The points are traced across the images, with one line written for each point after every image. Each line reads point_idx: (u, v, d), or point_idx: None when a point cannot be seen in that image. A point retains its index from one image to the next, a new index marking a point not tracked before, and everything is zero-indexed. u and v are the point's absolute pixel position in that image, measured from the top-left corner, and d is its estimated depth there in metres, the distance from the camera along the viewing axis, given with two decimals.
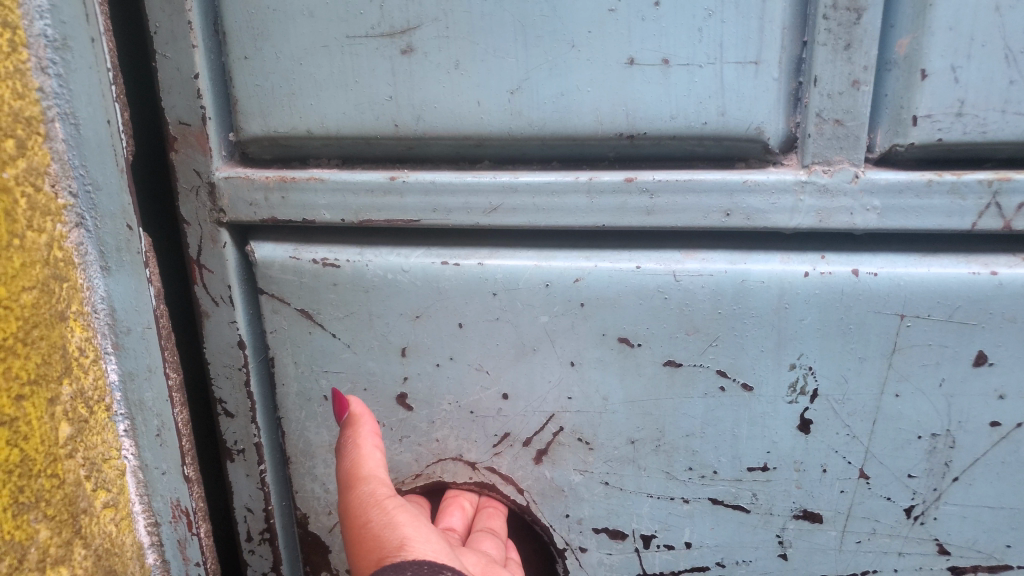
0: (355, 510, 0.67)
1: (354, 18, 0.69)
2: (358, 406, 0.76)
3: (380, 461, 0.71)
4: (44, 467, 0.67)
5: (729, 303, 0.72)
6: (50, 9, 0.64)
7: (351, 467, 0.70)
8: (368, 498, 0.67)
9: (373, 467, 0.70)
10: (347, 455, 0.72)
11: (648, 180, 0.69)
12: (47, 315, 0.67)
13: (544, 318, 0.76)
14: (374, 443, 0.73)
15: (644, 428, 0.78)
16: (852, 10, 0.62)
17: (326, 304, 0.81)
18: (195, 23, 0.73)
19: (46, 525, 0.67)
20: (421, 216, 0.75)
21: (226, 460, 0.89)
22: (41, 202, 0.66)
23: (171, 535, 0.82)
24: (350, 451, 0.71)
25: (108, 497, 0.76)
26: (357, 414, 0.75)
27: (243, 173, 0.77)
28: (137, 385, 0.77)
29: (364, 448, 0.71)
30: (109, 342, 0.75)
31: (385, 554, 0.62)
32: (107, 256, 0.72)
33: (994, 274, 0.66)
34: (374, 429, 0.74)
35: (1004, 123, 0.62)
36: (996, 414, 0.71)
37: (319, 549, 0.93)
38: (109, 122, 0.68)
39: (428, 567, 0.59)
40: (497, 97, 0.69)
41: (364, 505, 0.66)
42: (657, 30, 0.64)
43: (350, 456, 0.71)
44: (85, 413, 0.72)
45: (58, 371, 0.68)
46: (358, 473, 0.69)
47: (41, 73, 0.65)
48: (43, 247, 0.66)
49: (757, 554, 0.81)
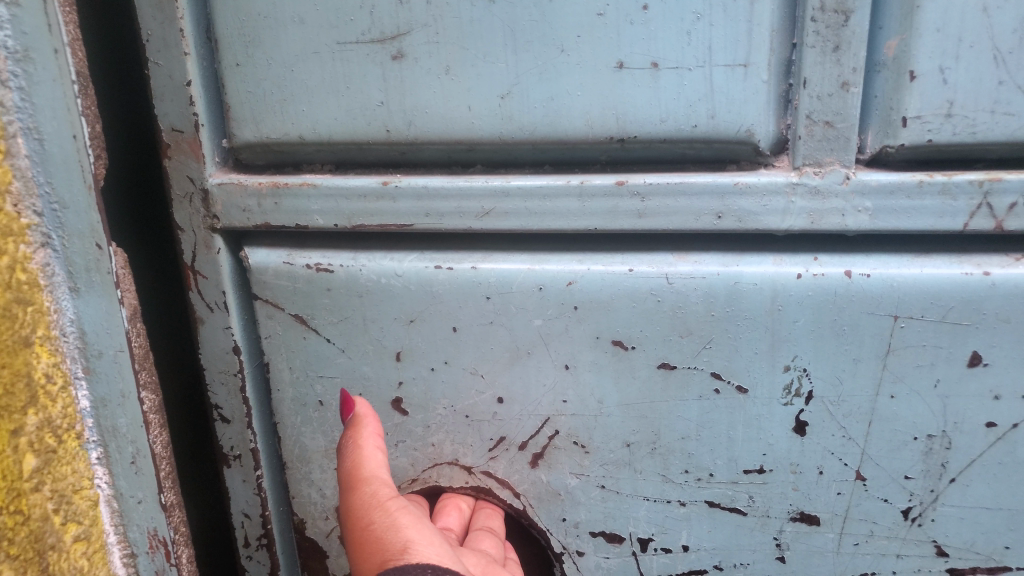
0: (358, 512, 0.66)
1: (344, 25, 0.70)
2: (363, 407, 0.76)
3: (382, 462, 0.71)
4: (8, 503, 0.67)
5: (722, 305, 0.72)
6: (11, 20, 0.64)
7: (354, 468, 0.70)
8: (371, 499, 0.67)
9: (374, 467, 0.69)
10: (348, 455, 0.71)
11: (639, 183, 0.69)
12: (8, 343, 0.67)
13: (538, 321, 0.76)
14: (376, 444, 0.72)
15: (639, 431, 0.78)
16: (840, 13, 0.62)
17: (320, 309, 0.81)
18: (187, 30, 0.73)
19: (9, 564, 0.67)
20: (414, 221, 0.75)
21: (223, 466, 0.90)
22: (3, 225, 0.66)
23: (148, 566, 0.82)
24: (352, 451, 0.71)
25: (79, 530, 0.75)
26: (361, 416, 0.75)
27: (237, 180, 0.77)
28: (111, 411, 0.77)
29: (366, 449, 0.71)
30: (80, 367, 0.75)
31: (390, 557, 0.62)
32: (76, 277, 0.72)
33: (987, 275, 0.66)
34: (376, 431, 0.74)
35: (994, 124, 0.62)
36: (992, 415, 0.71)
37: (316, 555, 0.93)
38: (75, 136, 0.68)
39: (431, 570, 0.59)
40: (487, 102, 0.69)
41: (367, 506, 0.66)
42: (646, 34, 0.64)
43: (352, 457, 0.71)
44: (52, 443, 0.72)
45: (22, 401, 0.69)
46: (360, 473, 0.69)
47: (3, 86, 0.65)
48: (4, 272, 0.66)
49: (755, 557, 0.81)
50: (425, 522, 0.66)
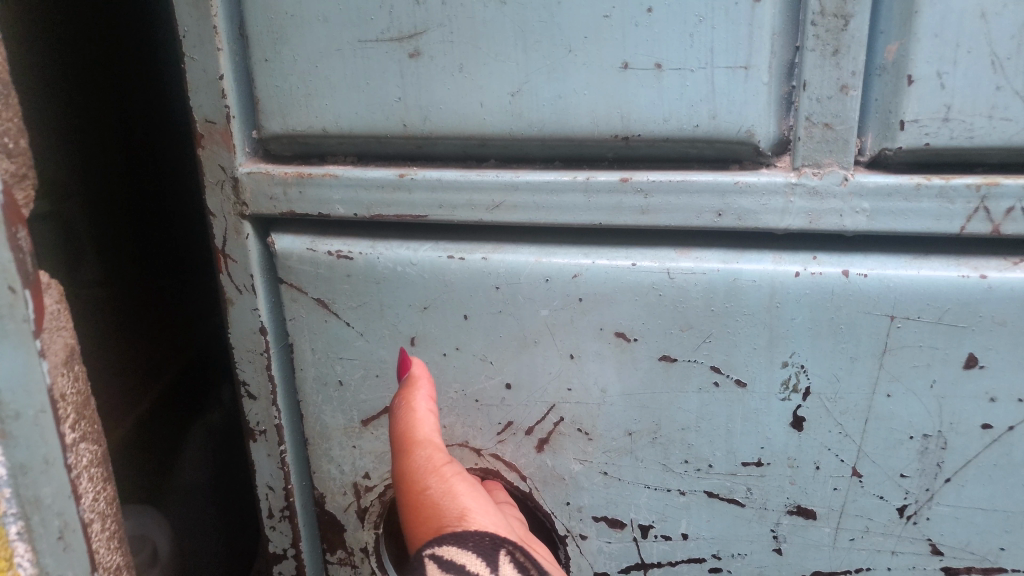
0: (412, 473, 0.69)
1: (366, 24, 0.73)
2: (419, 368, 0.78)
3: (435, 426, 0.73)
4: None
5: (722, 300, 0.74)
6: None
7: (406, 430, 0.72)
8: (427, 464, 0.69)
9: (429, 432, 0.72)
10: (403, 415, 0.73)
11: (643, 180, 0.71)
12: None
13: (544, 312, 0.79)
14: (429, 408, 0.74)
15: (641, 420, 0.81)
16: (839, 17, 0.63)
17: (341, 294, 0.85)
18: (220, 28, 0.78)
19: None
20: (428, 212, 0.79)
21: (249, 440, 0.95)
22: None
23: None
24: (405, 412, 0.73)
25: None
26: (417, 376, 0.77)
27: (264, 169, 0.82)
28: (33, 481, 0.63)
29: (419, 412, 0.73)
30: None
31: (447, 523, 0.65)
32: None
33: (983, 278, 0.67)
34: (430, 394, 0.76)
35: (991, 129, 0.62)
36: (988, 416, 0.72)
37: (334, 527, 0.98)
38: None
39: (488, 541, 0.63)
40: (499, 99, 0.72)
41: (423, 470, 0.69)
42: (650, 36, 0.67)
43: (406, 419, 0.73)
44: None
45: None
46: (415, 436, 0.71)
47: None
48: None
49: (752, 547, 0.83)
50: (478, 492, 0.70)
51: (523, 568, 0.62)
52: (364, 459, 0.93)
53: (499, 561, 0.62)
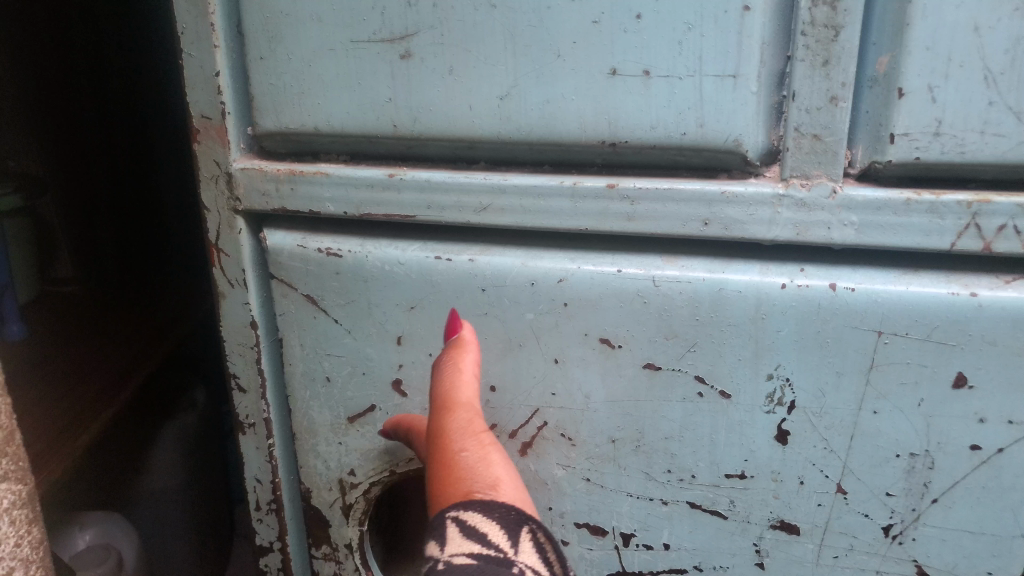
0: (447, 432, 0.62)
1: (358, 24, 0.73)
2: (469, 335, 0.75)
3: (477, 394, 0.68)
4: None
5: (707, 310, 0.73)
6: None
7: (449, 390, 0.67)
8: (465, 425, 0.62)
9: (470, 396, 0.67)
10: (447, 375, 0.69)
11: (630, 187, 0.71)
12: None
13: (529, 316, 0.79)
14: (473, 374, 0.70)
15: (624, 428, 0.80)
16: (831, 27, 0.62)
17: (330, 291, 0.85)
18: (218, 25, 0.79)
19: None
20: (417, 212, 0.79)
21: (238, 433, 0.96)
22: None
23: None
24: (450, 373, 0.69)
25: None
26: (466, 341, 0.74)
27: (258, 165, 0.82)
28: None
29: (465, 375, 0.69)
30: None
31: (475, 486, 0.55)
32: None
33: (973, 296, 0.66)
34: (475, 362, 0.73)
35: (983, 144, 0.61)
36: (977, 438, 0.70)
37: (320, 523, 0.98)
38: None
39: (514, 515, 0.52)
40: (487, 102, 0.72)
41: (460, 429, 0.62)
42: (639, 42, 0.66)
43: (451, 379, 0.68)
44: None
45: None
46: (457, 397, 0.66)
47: None
48: None
49: (734, 561, 0.82)
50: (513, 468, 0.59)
51: (543, 552, 0.52)
52: (350, 456, 0.93)
53: (520, 538, 0.51)
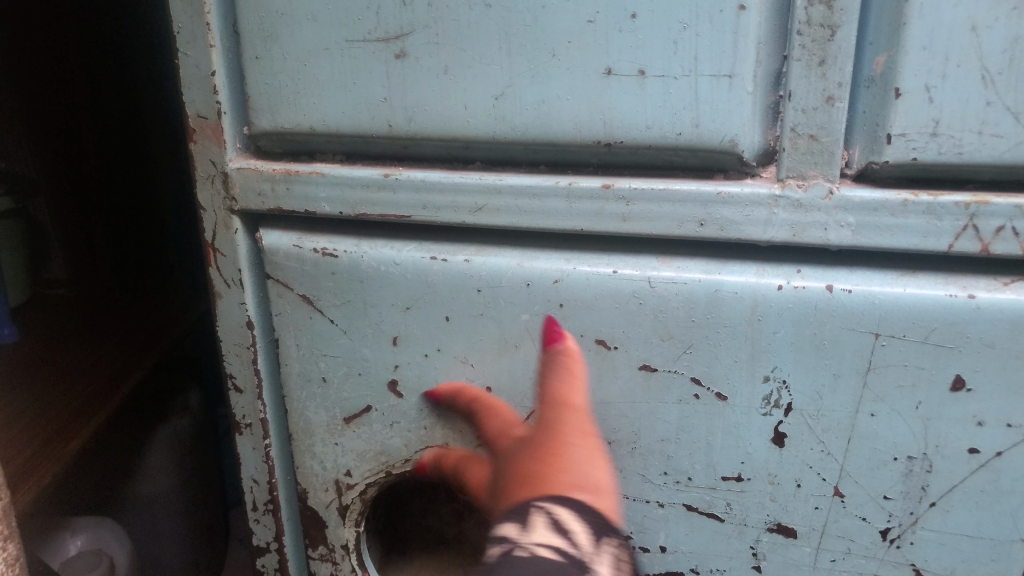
0: (562, 431, 0.70)
1: (354, 24, 0.73)
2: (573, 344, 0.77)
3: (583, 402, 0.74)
4: None
5: (703, 311, 0.72)
6: None
7: (563, 390, 0.73)
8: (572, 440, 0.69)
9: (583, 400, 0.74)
10: (560, 374, 0.75)
11: (624, 187, 0.70)
12: None
13: (525, 317, 0.78)
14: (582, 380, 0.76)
15: (620, 430, 0.80)
16: (827, 27, 0.62)
17: (326, 292, 0.85)
18: (213, 24, 0.79)
19: None
20: (413, 212, 0.78)
21: (235, 433, 0.96)
22: None
23: None
24: (567, 374, 0.75)
25: None
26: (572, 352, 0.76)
27: (253, 165, 0.82)
28: None
29: (577, 378, 0.75)
30: None
31: (580, 485, 0.65)
32: None
33: (971, 298, 0.65)
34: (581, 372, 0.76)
35: (981, 145, 0.60)
36: (975, 441, 0.69)
37: (317, 523, 0.98)
38: None
39: (600, 521, 0.61)
40: (482, 102, 0.71)
41: (573, 429, 0.70)
42: (634, 41, 0.66)
43: (567, 379, 0.74)
44: None
45: None
46: (572, 399, 0.73)
47: None
48: None
49: (731, 564, 0.82)
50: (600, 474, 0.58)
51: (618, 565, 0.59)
52: (346, 457, 0.93)
53: (604, 544, 0.59)
